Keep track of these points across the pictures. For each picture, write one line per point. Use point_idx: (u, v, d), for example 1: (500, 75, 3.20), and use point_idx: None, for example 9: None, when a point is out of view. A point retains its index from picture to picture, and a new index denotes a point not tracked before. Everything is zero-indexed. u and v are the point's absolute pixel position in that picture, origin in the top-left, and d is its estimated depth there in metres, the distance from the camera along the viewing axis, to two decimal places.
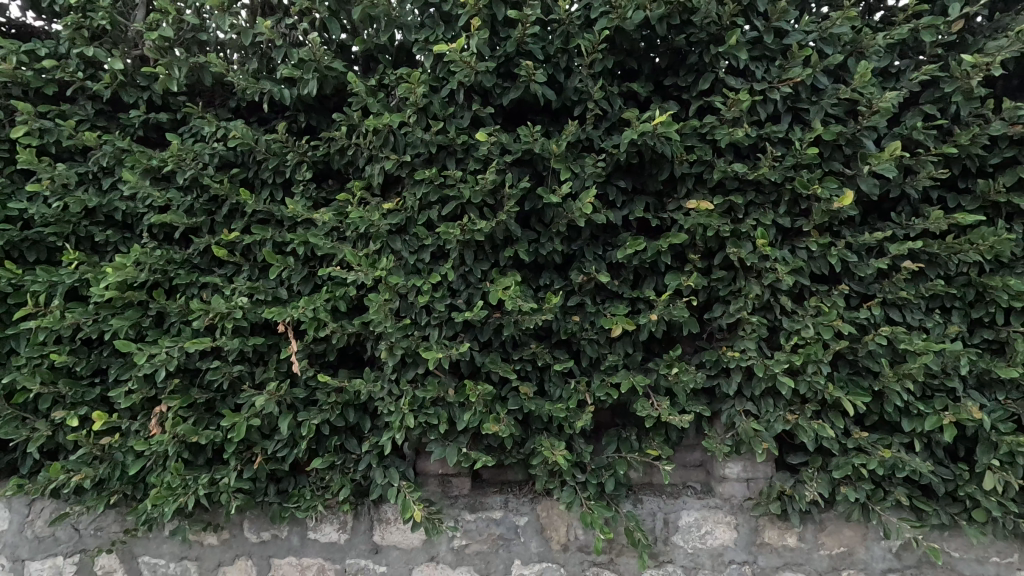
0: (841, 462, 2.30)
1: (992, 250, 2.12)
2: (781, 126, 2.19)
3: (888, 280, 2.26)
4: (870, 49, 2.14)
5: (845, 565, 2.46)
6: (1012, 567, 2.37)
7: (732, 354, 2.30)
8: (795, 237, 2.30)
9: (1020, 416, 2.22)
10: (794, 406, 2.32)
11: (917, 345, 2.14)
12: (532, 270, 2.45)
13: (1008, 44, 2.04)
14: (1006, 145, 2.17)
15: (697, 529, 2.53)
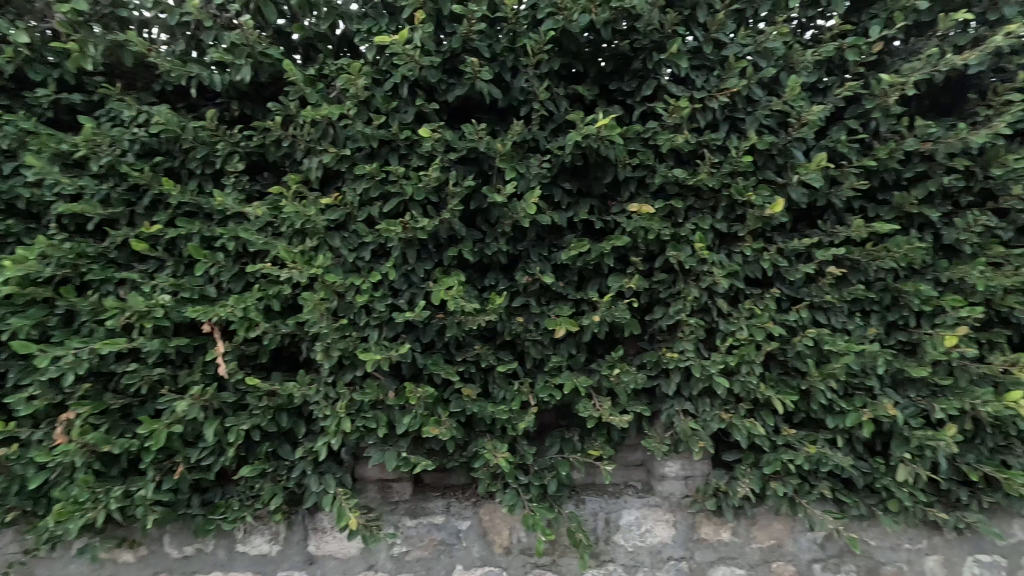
0: (771, 459, 2.39)
1: (906, 257, 2.27)
2: (719, 134, 2.26)
3: (815, 284, 2.38)
4: (801, 64, 2.25)
5: (774, 557, 2.58)
6: (920, 551, 2.56)
7: (671, 355, 2.35)
8: (731, 242, 2.38)
9: (929, 412, 2.39)
10: (728, 405, 2.39)
11: (840, 346, 2.26)
12: (477, 270, 2.42)
13: (921, 66, 2.19)
14: (919, 160, 2.33)
15: (638, 527, 2.57)
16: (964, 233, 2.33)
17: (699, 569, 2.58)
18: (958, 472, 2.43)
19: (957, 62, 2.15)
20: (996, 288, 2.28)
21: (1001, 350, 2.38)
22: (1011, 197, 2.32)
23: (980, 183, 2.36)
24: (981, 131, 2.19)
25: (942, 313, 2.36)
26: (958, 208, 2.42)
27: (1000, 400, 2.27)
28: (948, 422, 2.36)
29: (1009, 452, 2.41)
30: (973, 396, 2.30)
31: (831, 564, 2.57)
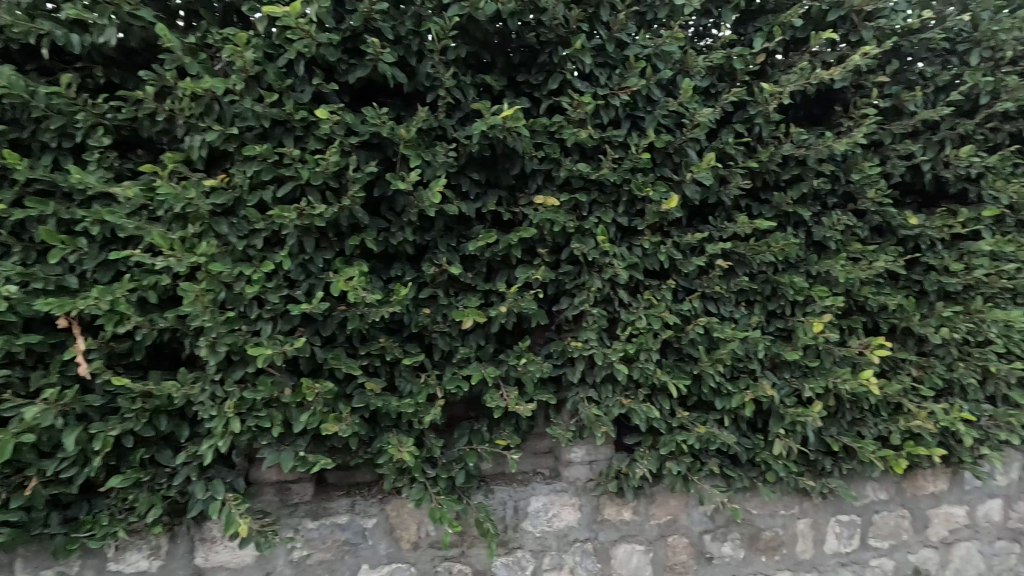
0: (667, 440, 2.54)
1: (782, 252, 2.49)
2: (620, 130, 2.35)
3: (706, 276, 2.55)
4: (695, 69, 2.39)
5: (670, 531, 2.76)
6: (793, 516, 2.86)
7: (576, 345, 2.42)
8: (632, 236, 2.50)
9: (801, 391, 2.66)
10: (629, 391, 2.51)
11: (726, 333, 2.45)
12: (382, 260, 2.35)
13: (796, 78, 2.41)
14: (795, 164, 2.56)
15: (545, 513, 2.64)
16: (830, 231, 2.60)
17: (603, 548, 2.71)
18: (823, 443, 2.74)
19: (825, 76, 2.39)
20: (854, 280, 2.58)
21: (857, 334, 2.70)
22: (867, 199, 2.63)
23: (842, 186, 2.65)
24: (843, 140, 2.46)
25: (811, 302, 2.62)
26: (826, 209, 2.70)
27: (856, 378, 2.57)
28: (815, 399, 2.64)
29: (864, 423, 2.75)
30: (834, 376, 2.59)
31: (718, 534, 2.81)
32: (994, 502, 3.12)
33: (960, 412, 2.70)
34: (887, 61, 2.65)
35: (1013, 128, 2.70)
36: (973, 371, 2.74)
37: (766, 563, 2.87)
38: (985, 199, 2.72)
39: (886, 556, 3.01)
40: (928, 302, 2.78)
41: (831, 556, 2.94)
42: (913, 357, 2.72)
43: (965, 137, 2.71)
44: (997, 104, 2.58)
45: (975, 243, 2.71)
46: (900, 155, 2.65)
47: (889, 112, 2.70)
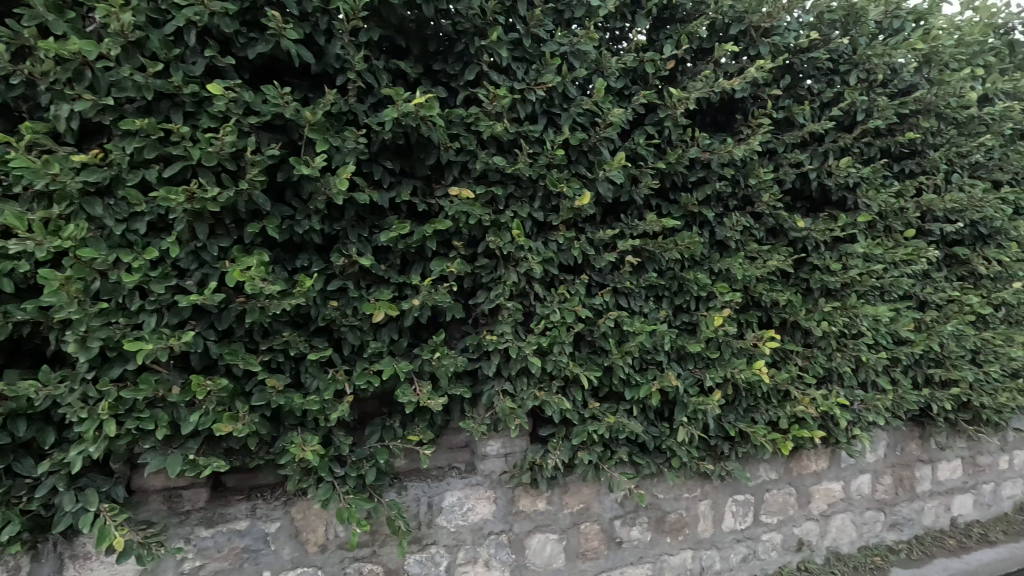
0: (579, 431, 2.62)
1: (687, 250, 2.64)
2: (537, 126, 2.37)
3: (618, 271, 2.64)
4: (609, 70, 2.46)
5: (582, 519, 2.85)
6: (695, 498, 3.05)
7: (491, 338, 2.43)
8: (547, 231, 2.53)
9: (703, 381, 2.84)
10: (543, 383, 2.55)
11: (635, 326, 2.56)
12: (287, 250, 2.22)
13: (701, 85, 2.55)
14: (700, 167, 2.72)
15: (460, 507, 2.63)
16: (730, 231, 2.79)
17: (517, 539, 2.74)
18: (722, 429, 2.94)
19: (726, 85, 2.56)
20: (750, 277, 2.78)
21: (752, 327, 2.92)
22: (762, 203, 2.84)
23: (742, 190, 2.85)
24: (742, 146, 2.64)
25: (713, 298, 2.80)
26: (727, 210, 2.88)
27: (750, 368, 2.78)
28: (715, 388, 2.83)
29: (757, 410, 2.97)
30: (732, 366, 2.79)
31: (628, 519, 2.94)
32: (864, 477, 3.51)
33: (837, 397, 3.00)
34: (781, 76, 2.89)
35: (883, 143, 3.03)
36: (848, 360, 3.06)
37: (670, 544, 3.04)
38: (860, 206, 3.03)
39: (776, 531, 3.29)
40: (813, 299, 3.06)
41: (728, 533, 3.17)
42: (799, 348, 2.98)
43: (845, 150, 3.01)
44: (870, 121, 2.89)
45: (851, 245, 3.01)
46: (791, 163, 2.89)
47: (783, 123, 2.93)
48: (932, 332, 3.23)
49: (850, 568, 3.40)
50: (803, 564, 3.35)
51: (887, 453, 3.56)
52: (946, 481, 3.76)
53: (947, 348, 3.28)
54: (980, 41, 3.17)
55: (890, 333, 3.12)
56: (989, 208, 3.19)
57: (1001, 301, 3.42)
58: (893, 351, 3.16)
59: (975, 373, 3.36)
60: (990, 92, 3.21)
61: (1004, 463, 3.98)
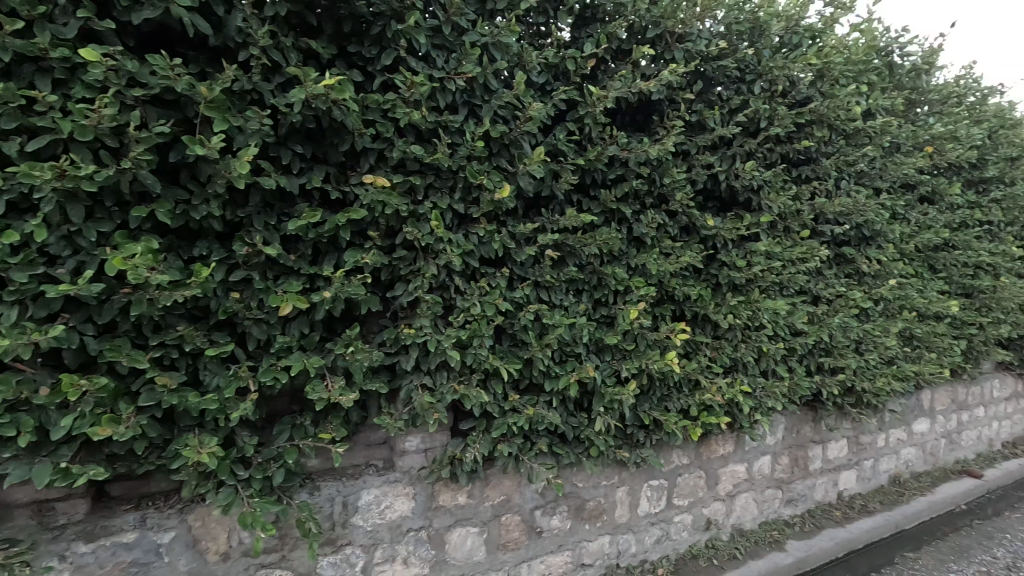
0: (499, 423, 2.63)
1: (605, 245, 2.71)
2: (457, 116, 2.34)
3: (539, 265, 2.67)
4: (530, 65, 2.48)
5: (503, 510, 2.87)
6: (613, 485, 3.17)
7: (409, 332, 2.37)
8: (468, 223, 2.51)
9: (620, 372, 2.94)
10: (463, 377, 2.54)
11: (554, 319, 2.60)
12: (182, 237, 2.05)
13: (620, 85, 2.63)
14: (618, 165, 2.80)
15: (378, 506, 2.56)
16: (646, 227, 2.90)
17: (437, 534, 2.72)
18: (637, 418, 3.06)
19: (643, 86, 2.66)
20: (664, 272, 2.91)
21: (666, 320, 3.06)
22: (676, 201, 2.98)
23: (657, 188, 2.96)
24: (657, 146, 2.75)
25: (630, 292, 2.90)
26: (643, 208, 2.99)
27: (662, 359, 2.92)
28: (630, 378, 2.94)
29: (670, 399, 3.12)
30: (646, 357, 2.91)
31: (548, 508, 2.99)
32: (765, 458, 3.79)
33: (740, 385, 3.22)
34: (694, 81, 3.04)
35: (783, 149, 3.28)
36: (751, 350, 3.28)
37: (589, 530, 3.13)
38: (763, 207, 3.26)
39: (687, 512, 3.49)
40: (722, 293, 3.25)
41: (643, 517, 3.31)
42: (707, 340, 3.16)
43: (750, 154, 3.22)
44: (771, 128, 3.11)
45: (755, 244, 3.23)
46: (702, 164, 3.06)
47: (696, 126, 3.09)
48: (823, 324, 3.55)
49: (752, 543, 3.67)
50: (711, 542, 3.58)
51: (785, 435, 3.87)
52: (834, 459, 4.16)
53: (835, 338, 3.61)
54: (865, 60, 3.51)
55: (787, 325, 3.38)
56: (870, 212, 3.54)
57: (880, 296, 3.82)
58: (790, 341, 3.44)
59: (858, 361, 3.73)
60: (872, 107, 3.56)
61: (881, 441, 4.46)
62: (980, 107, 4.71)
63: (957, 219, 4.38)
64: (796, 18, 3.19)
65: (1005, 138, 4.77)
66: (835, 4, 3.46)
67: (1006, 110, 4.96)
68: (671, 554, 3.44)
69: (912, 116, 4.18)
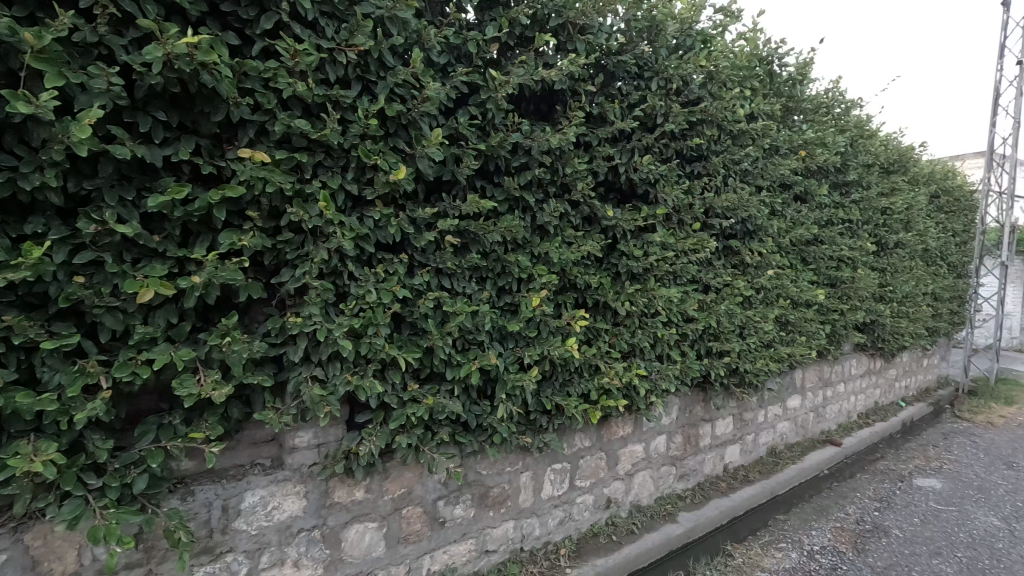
0: (398, 415, 2.54)
1: (507, 232, 2.71)
2: (349, 91, 2.21)
3: (440, 251, 2.61)
4: (430, 44, 2.40)
5: (404, 503, 2.80)
6: (516, 470, 3.21)
7: (295, 321, 2.22)
8: (363, 206, 2.40)
9: (523, 359, 2.96)
10: (358, 367, 2.42)
11: (455, 307, 2.55)
12: (11, 211, 1.76)
13: (521, 72, 2.63)
14: (522, 152, 2.80)
15: (263, 507, 2.39)
16: (549, 216, 2.93)
17: (332, 533, 2.59)
18: (540, 404, 3.10)
19: (544, 75, 2.67)
20: (565, 260, 2.98)
21: (567, 307, 3.13)
22: (578, 191, 3.04)
23: (560, 178, 3.01)
24: (558, 136, 2.79)
25: (533, 280, 2.93)
26: (547, 197, 3.02)
27: (563, 345, 2.99)
28: (533, 365, 2.98)
29: (572, 384, 3.20)
30: (548, 344, 2.96)
31: (451, 498, 2.97)
32: (661, 437, 4.03)
33: (636, 369, 3.39)
34: (595, 73, 3.12)
35: (677, 146, 3.46)
36: (647, 336, 3.46)
37: (493, 517, 3.14)
38: (660, 200, 3.42)
39: (588, 492, 3.62)
40: (621, 282, 3.38)
41: (547, 500, 3.39)
42: (607, 326, 3.28)
43: (648, 148, 3.37)
44: (665, 125, 3.28)
45: (651, 235, 3.39)
46: (603, 156, 3.15)
47: (596, 118, 3.18)
48: (711, 311, 3.82)
49: (647, 518, 3.90)
50: (611, 519, 3.76)
51: (679, 415, 4.14)
52: (721, 435, 4.52)
53: (722, 324, 3.90)
54: (748, 67, 3.81)
55: (680, 312, 3.60)
56: (749, 208, 3.86)
57: (761, 285, 4.18)
58: (682, 327, 3.67)
59: (741, 344, 4.07)
60: (755, 111, 3.87)
61: (761, 416, 4.92)
62: (844, 118, 5.31)
63: (824, 216, 4.92)
64: (689, 22, 3.38)
65: (863, 147, 5.43)
66: (725, 13, 3.71)
67: (864, 122, 5.63)
68: (573, 534, 3.56)
69: (790, 122, 4.61)
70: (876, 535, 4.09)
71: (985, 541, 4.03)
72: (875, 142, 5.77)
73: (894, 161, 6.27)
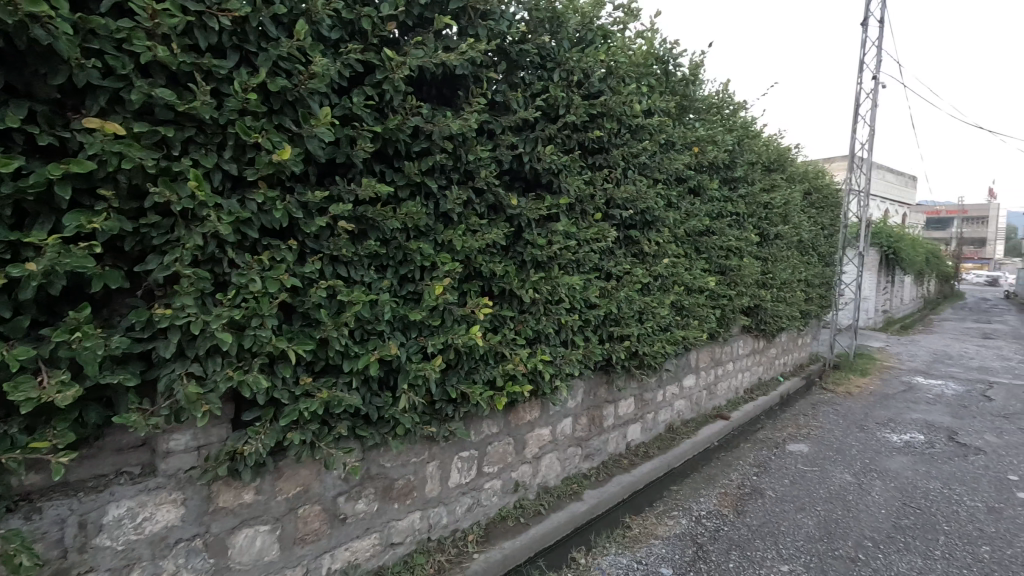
0: (289, 410, 2.40)
1: (406, 219, 2.65)
2: (223, 61, 2.02)
3: (334, 238, 2.49)
4: (318, 16, 2.25)
5: (300, 502, 2.67)
6: (422, 460, 3.18)
7: (164, 313, 2.01)
8: (244, 188, 2.22)
9: (427, 348, 2.92)
10: (242, 361, 2.26)
11: (351, 296, 2.45)
12: None
13: (420, 53, 2.56)
14: (423, 137, 2.73)
15: (132, 519, 2.16)
16: (452, 204, 2.89)
17: (216, 541, 2.41)
18: (445, 393, 3.08)
19: (444, 58, 2.62)
20: (469, 248, 2.96)
21: (472, 295, 3.13)
22: (481, 178, 3.02)
23: (463, 165, 2.97)
24: (459, 121, 2.75)
25: (436, 268, 2.88)
26: (450, 183, 2.98)
27: (468, 333, 2.98)
28: (437, 354, 2.94)
29: (477, 372, 3.20)
30: (452, 332, 2.94)
31: (353, 493, 2.87)
32: (567, 420, 4.19)
33: (541, 355, 3.47)
34: (499, 60, 3.11)
35: (579, 137, 3.57)
36: (552, 322, 3.55)
37: (399, 509, 3.09)
38: (563, 190, 3.50)
39: (497, 478, 3.67)
40: (527, 270, 3.43)
41: (454, 488, 3.39)
42: (512, 313, 3.32)
43: (551, 138, 3.44)
44: (567, 116, 3.36)
45: (555, 224, 3.47)
46: (507, 145, 3.16)
47: (499, 106, 3.18)
48: (612, 297, 4.00)
49: (554, 498, 4.04)
50: (519, 502, 3.85)
51: (583, 398, 4.31)
52: (624, 414, 4.78)
53: (622, 310, 4.10)
54: (644, 65, 4.01)
55: (583, 299, 3.74)
56: (646, 200, 4.08)
57: (657, 273, 4.45)
58: (585, 313, 3.81)
59: (640, 329, 4.31)
60: (651, 107, 4.08)
61: (660, 395, 5.27)
62: (732, 119, 5.76)
63: (715, 209, 5.32)
64: (590, 17, 3.47)
65: (748, 146, 5.93)
66: (625, 11, 3.85)
67: (749, 122, 6.15)
68: (482, 520, 3.60)
69: (685, 119, 4.92)
70: (753, 497, 4.55)
71: (839, 495, 4.62)
72: (759, 141, 6.33)
73: (775, 160, 6.93)
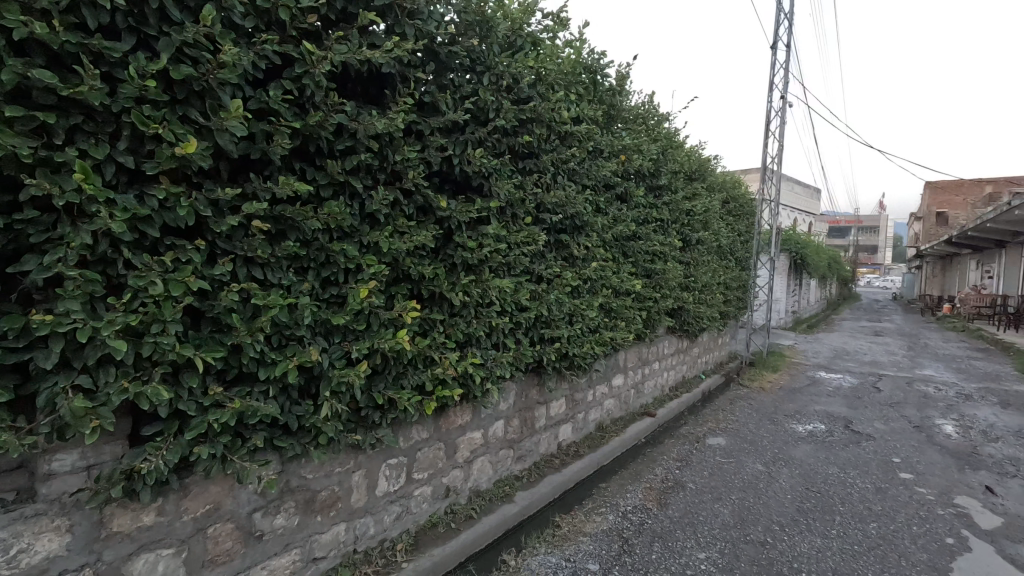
0: (196, 423, 2.23)
1: (328, 220, 2.54)
2: (117, 43, 1.85)
3: (248, 238, 2.34)
4: (229, 2, 2.12)
5: (209, 521, 2.48)
6: (346, 469, 3.06)
7: (45, 319, 1.80)
8: (143, 183, 2.04)
9: (351, 353, 2.82)
10: (140, 371, 2.07)
11: (266, 300, 2.31)
12: None
13: (342, 48, 2.47)
14: (346, 135, 2.64)
15: (4, 553, 1.91)
16: (379, 205, 2.81)
17: (109, 570, 2.18)
18: (371, 400, 2.98)
19: (368, 55, 2.54)
20: (396, 251, 2.89)
21: (400, 298, 3.05)
22: (408, 179, 2.96)
23: (390, 165, 2.90)
24: (385, 120, 2.68)
25: (361, 270, 2.79)
26: (376, 183, 2.89)
27: (395, 337, 2.91)
28: (361, 359, 2.84)
29: (405, 377, 3.13)
30: (378, 337, 2.85)
31: (270, 508, 2.71)
32: (498, 422, 4.19)
33: (471, 358, 3.45)
34: (428, 61, 3.07)
35: (509, 141, 3.60)
36: (482, 325, 3.54)
37: (321, 522, 2.96)
38: (493, 193, 3.51)
39: (426, 484, 3.61)
40: (456, 273, 3.41)
41: (382, 497, 3.29)
42: (441, 317, 3.28)
43: (481, 141, 3.44)
44: (497, 120, 3.38)
45: (485, 227, 3.47)
46: (435, 146, 3.12)
47: (428, 107, 3.14)
48: (542, 300, 4.06)
49: (486, 501, 4.03)
50: (450, 507, 3.80)
51: (515, 400, 4.34)
52: (555, 415, 4.87)
53: (552, 312, 4.18)
54: (572, 74, 4.12)
55: (513, 301, 3.76)
56: (575, 205, 4.19)
57: (586, 276, 4.57)
58: (515, 316, 3.84)
59: (569, 330, 4.41)
60: (579, 115, 4.20)
61: (590, 395, 5.41)
62: (656, 130, 6.05)
63: (641, 215, 5.55)
64: (520, 23, 3.51)
65: (671, 155, 6.25)
66: (554, 20, 3.93)
67: (672, 134, 6.49)
68: (411, 528, 3.52)
69: (612, 128, 5.10)
70: (676, 490, 4.78)
71: (752, 484, 4.96)
72: (681, 152, 6.69)
73: (696, 170, 7.35)
